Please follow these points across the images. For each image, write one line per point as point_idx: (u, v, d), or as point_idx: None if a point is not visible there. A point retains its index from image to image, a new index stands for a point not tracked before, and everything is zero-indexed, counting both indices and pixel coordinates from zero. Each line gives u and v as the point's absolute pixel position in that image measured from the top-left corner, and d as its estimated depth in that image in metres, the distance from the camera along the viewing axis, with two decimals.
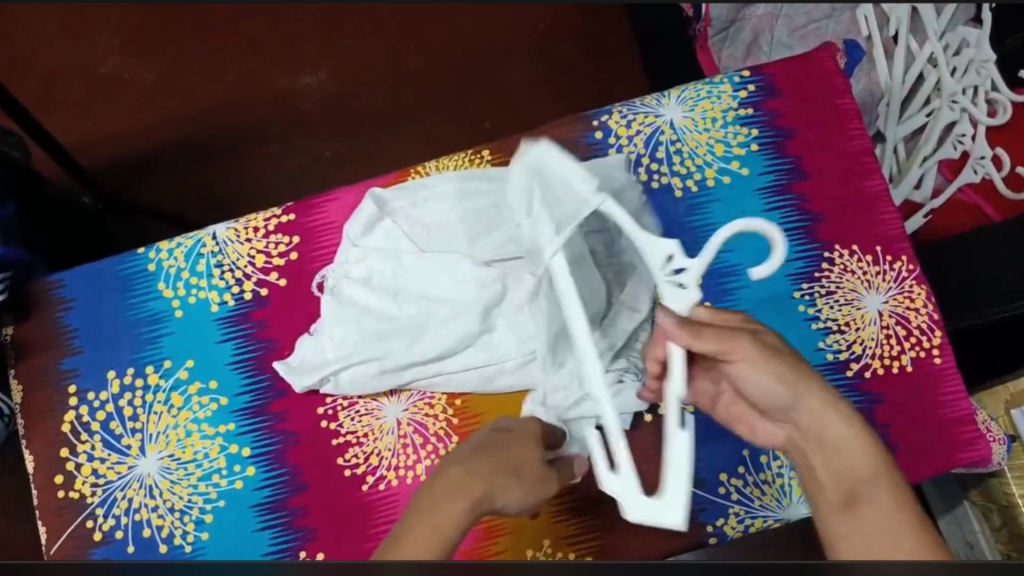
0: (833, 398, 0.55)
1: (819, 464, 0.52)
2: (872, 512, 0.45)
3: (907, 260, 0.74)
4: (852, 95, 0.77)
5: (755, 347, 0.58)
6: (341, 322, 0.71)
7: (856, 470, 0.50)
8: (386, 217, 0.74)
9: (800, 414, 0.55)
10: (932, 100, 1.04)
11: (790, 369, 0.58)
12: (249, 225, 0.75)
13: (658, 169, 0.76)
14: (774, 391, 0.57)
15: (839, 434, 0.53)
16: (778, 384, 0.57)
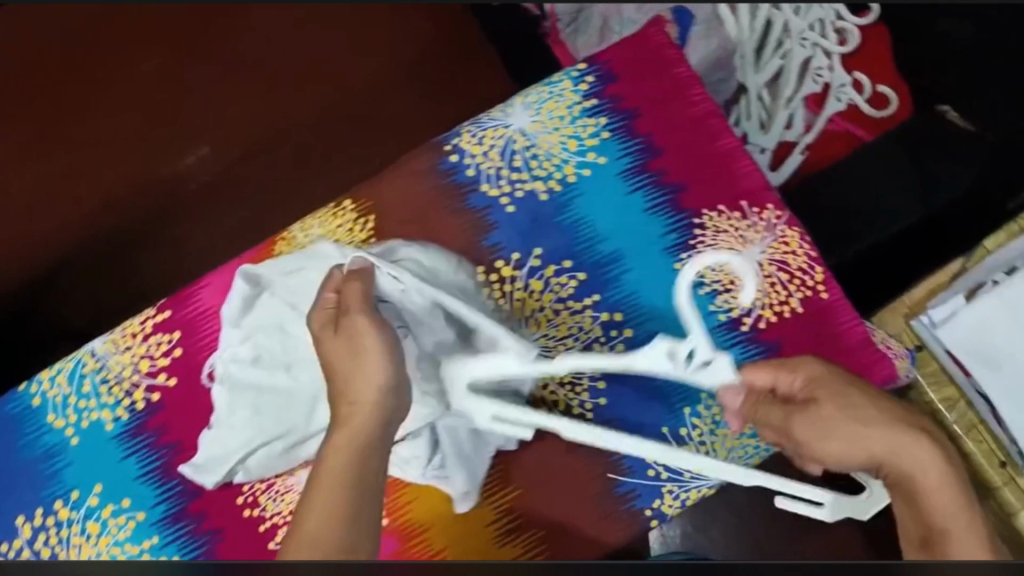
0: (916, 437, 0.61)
1: (908, 509, 0.59)
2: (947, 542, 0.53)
3: (774, 207, 0.75)
4: (686, 62, 0.78)
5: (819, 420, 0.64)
6: (231, 410, 0.70)
7: (941, 513, 0.57)
8: (252, 300, 0.72)
9: (899, 459, 0.61)
10: (784, 43, 1.05)
11: (865, 425, 0.63)
12: (126, 332, 0.74)
13: (519, 178, 0.75)
14: (849, 450, 0.63)
15: (924, 463, 0.60)
16: (856, 448, 0.63)
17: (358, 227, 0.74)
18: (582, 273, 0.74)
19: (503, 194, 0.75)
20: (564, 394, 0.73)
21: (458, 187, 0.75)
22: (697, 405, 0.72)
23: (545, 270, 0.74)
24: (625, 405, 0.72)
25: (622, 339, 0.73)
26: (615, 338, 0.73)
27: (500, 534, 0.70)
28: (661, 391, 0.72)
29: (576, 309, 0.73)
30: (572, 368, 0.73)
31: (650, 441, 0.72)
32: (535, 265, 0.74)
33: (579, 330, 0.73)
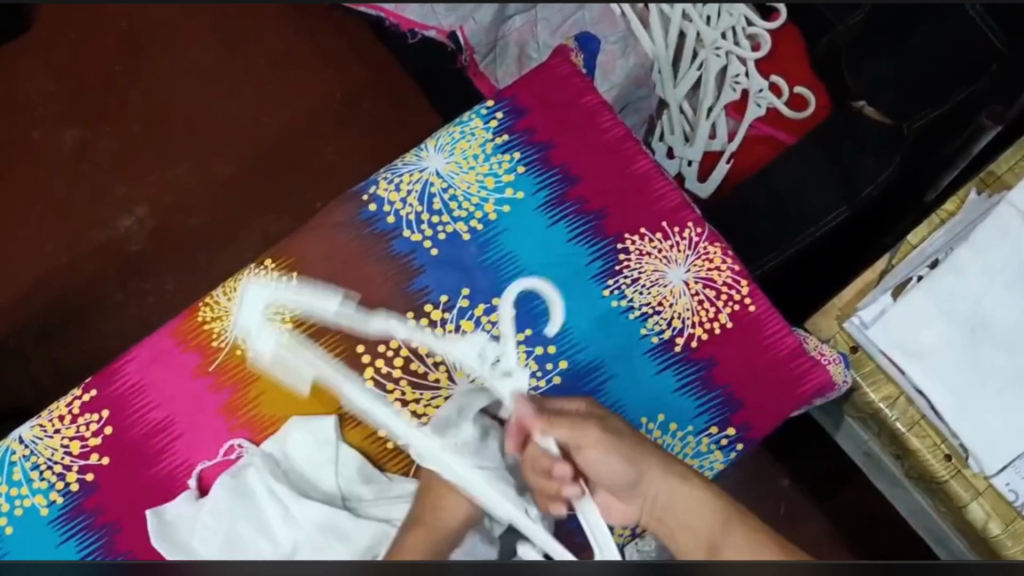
0: (655, 456, 0.64)
1: (685, 507, 0.58)
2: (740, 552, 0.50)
3: (694, 225, 0.76)
4: (593, 91, 0.79)
5: (602, 434, 0.62)
6: (223, 514, 0.65)
7: (701, 516, 0.57)
8: (303, 445, 0.69)
9: (647, 479, 0.60)
10: (698, 53, 1.06)
11: (638, 456, 0.62)
12: (54, 415, 0.73)
13: (440, 220, 0.76)
14: (624, 467, 0.60)
15: (667, 486, 0.60)
16: (626, 465, 0.60)
17: (280, 285, 0.75)
18: (511, 309, 0.74)
19: (425, 238, 0.76)
20: None
21: (379, 235, 0.76)
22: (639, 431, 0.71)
23: (475, 310, 0.74)
24: None
25: (558, 371, 0.72)
26: (552, 370, 0.72)
27: None
28: None
29: (509, 346, 0.72)
30: None
31: None
32: (464, 304, 0.74)
33: None
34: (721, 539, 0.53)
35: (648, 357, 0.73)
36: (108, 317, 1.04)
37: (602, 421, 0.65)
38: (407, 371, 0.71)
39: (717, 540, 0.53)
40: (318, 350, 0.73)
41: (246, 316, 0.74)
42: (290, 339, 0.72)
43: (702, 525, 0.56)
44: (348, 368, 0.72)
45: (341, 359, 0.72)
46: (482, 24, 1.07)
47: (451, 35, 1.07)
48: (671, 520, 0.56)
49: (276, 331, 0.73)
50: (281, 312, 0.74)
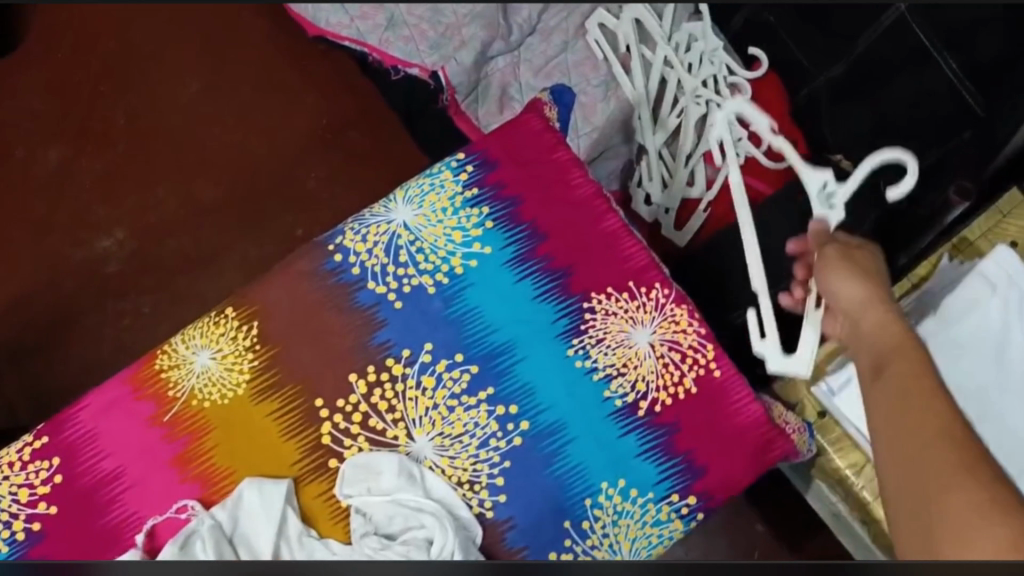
0: (867, 283, 0.74)
1: (852, 335, 0.74)
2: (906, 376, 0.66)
3: (660, 286, 0.76)
4: (565, 147, 0.79)
5: (839, 253, 0.76)
6: None
7: (881, 335, 0.71)
8: (254, 509, 0.68)
9: (847, 305, 0.74)
10: (679, 100, 1.05)
11: (864, 275, 0.74)
12: (3, 462, 0.71)
13: (406, 273, 0.75)
14: (858, 294, 0.74)
15: (858, 296, 0.74)
16: (851, 284, 0.74)
17: (241, 334, 0.74)
18: (473, 365, 0.73)
19: (390, 290, 0.75)
20: (462, 492, 0.71)
21: (344, 286, 0.75)
22: (598, 495, 0.71)
23: (436, 365, 0.73)
24: (529, 500, 0.71)
25: (518, 432, 0.72)
26: (511, 433, 0.72)
27: None
28: (560, 483, 0.71)
29: (470, 404, 0.72)
30: (470, 466, 0.72)
31: (552, 538, 0.71)
32: (426, 360, 0.73)
33: (475, 425, 0.72)
34: (886, 363, 0.68)
35: (611, 420, 0.72)
36: (75, 351, 1.00)
37: (852, 251, 0.76)
38: (365, 427, 0.72)
39: (882, 366, 0.68)
40: (275, 402, 0.73)
41: (204, 365, 0.73)
42: (246, 391, 0.73)
43: (886, 363, 0.68)
44: (304, 422, 0.72)
45: (298, 413, 0.72)
46: (465, 64, 1.09)
47: (433, 73, 1.09)
48: (864, 333, 0.73)
49: (233, 381, 0.73)
50: (241, 362, 0.73)
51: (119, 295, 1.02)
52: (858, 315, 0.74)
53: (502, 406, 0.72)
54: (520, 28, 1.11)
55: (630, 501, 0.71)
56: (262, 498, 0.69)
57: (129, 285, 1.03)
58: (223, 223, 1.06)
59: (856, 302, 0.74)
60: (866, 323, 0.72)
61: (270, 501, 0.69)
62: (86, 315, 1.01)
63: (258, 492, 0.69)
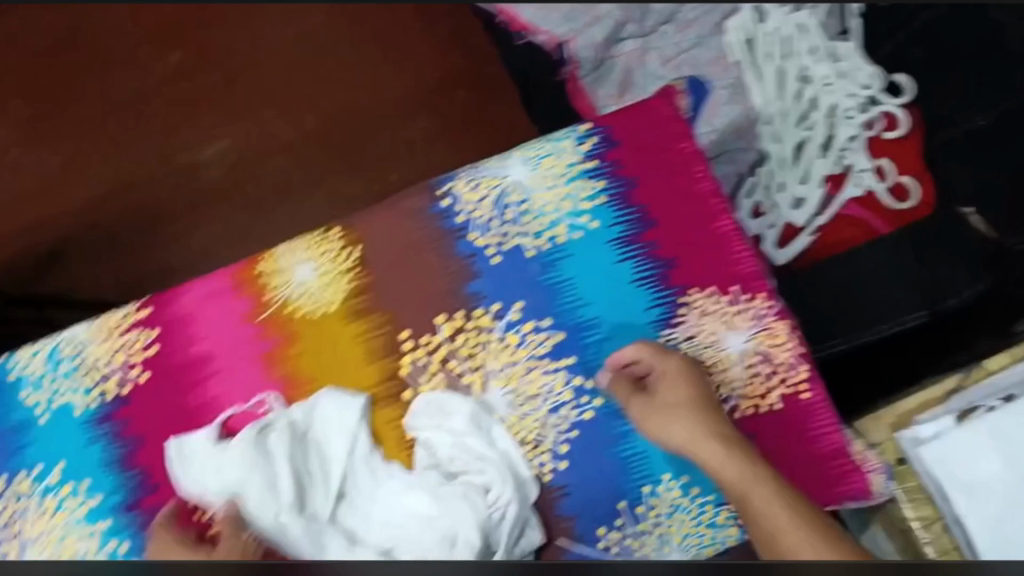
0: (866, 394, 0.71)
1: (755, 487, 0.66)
2: (766, 514, 0.65)
3: (764, 297, 0.74)
4: (693, 137, 0.76)
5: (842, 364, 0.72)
6: (241, 468, 0.68)
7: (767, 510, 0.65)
8: (326, 419, 0.72)
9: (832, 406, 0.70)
10: (808, 117, 1.02)
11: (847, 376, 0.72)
12: (106, 325, 0.75)
13: (509, 230, 0.74)
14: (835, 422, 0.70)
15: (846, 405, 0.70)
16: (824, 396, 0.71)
17: (342, 255, 0.75)
18: (560, 333, 0.73)
19: (491, 243, 0.74)
20: (526, 452, 0.72)
21: (447, 230, 0.75)
22: (658, 484, 0.72)
23: (523, 326, 0.74)
24: (589, 473, 0.72)
25: (591, 406, 0.73)
26: (584, 405, 0.73)
27: None
28: (622, 465, 0.72)
29: (549, 369, 0.73)
30: (537, 428, 0.72)
31: (605, 514, 0.71)
32: (513, 319, 0.74)
33: (550, 391, 0.73)
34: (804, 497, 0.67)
35: None
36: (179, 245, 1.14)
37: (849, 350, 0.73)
38: (444, 368, 0.74)
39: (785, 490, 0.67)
40: (363, 327, 0.74)
41: (303, 278, 0.75)
42: (339, 309, 0.75)
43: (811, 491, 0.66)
44: (385, 352, 0.74)
45: (382, 342, 0.74)
46: (594, 40, 1.07)
47: (560, 44, 1.08)
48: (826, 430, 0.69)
49: (328, 297, 0.75)
50: (337, 281, 0.75)
51: (226, 203, 1.15)
52: (664, 416, 0.71)
53: (580, 377, 0.73)
54: (657, 14, 1.09)
55: (688, 498, 0.72)
56: (336, 413, 0.72)
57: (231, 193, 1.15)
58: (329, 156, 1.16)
59: (658, 382, 0.72)
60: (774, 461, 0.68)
61: (341, 417, 0.72)
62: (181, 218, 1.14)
63: (331, 406, 0.72)
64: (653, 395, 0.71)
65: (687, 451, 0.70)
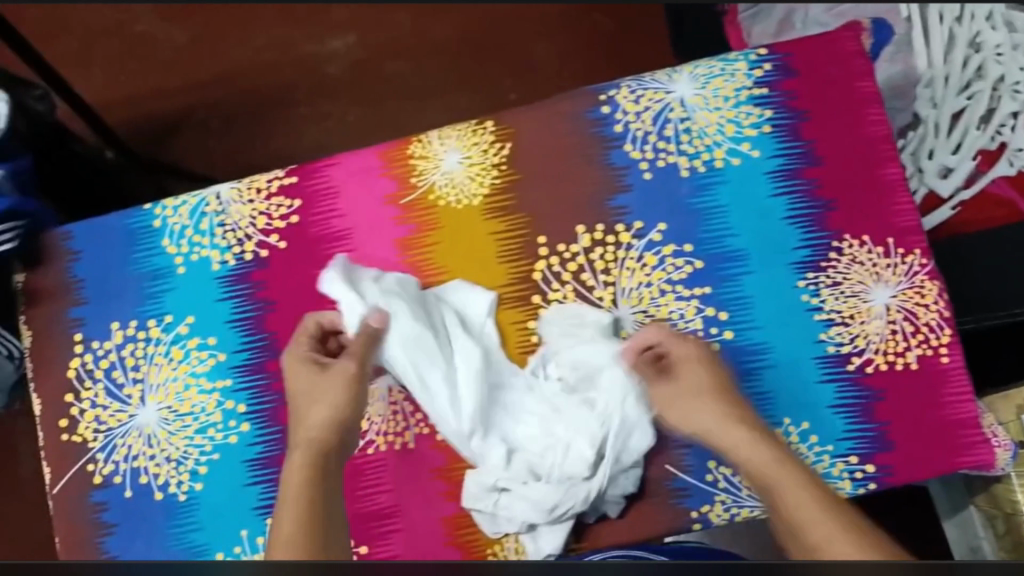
0: (717, 407, 0.67)
1: (792, 476, 0.60)
2: (789, 504, 0.57)
3: (920, 254, 0.71)
4: (873, 78, 0.73)
5: (694, 377, 0.68)
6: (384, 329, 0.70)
7: (790, 497, 0.58)
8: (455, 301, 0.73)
9: (716, 432, 0.66)
10: (973, 84, 0.92)
11: (703, 391, 0.67)
12: (252, 186, 0.76)
13: (666, 148, 0.73)
14: (715, 426, 0.66)
15: (709, 423, 0.66)
16: (714, 412, 0.66)
17: (492, 150, 0.75)
18: (699, 261, 0.72)
19: (645, 159, 0.73)
20: None
21: (603, 139, 0.74)
22: (776, 427, 0.70)
23: (664, 248, 0.72)
24: None
25: (720, 339, 0.71)
26: (713, 337, 0.72)
27: None
28: (743, 402, 0.71)
29: (683, 295, 0.72)
30: None
31: None
32: (654, 239, 0.72)
33: (680, 317, 0.72)
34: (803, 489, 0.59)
35: (816, 363, 0.71)
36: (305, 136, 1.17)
37: (687, 357, 0.69)
38: (576, 279, 0.73)
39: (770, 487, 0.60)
40: (500, 224, 0.74)
41: (451, 167, 0.75)
42: (481, 204, 0.74)
43: (774, 488, 0.60)
44: (519, 255, 0.73)
45: (517, 243, 0.73)
46: None
47: None
48: (747, 447, 0.64)
49: (472, 191, 0.74)
50: (484, 176, 0.74)
51: (331, 96, 1.15)
52: (680, 407, 0.68)
53: (712, 307, 0.72)
54: None
55: (806, 446, 0.70)
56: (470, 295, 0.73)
57: (342, 87, 1.15)
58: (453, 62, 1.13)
59: (679, 365, 0.69)
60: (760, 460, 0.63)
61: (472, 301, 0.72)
62: (299, 105, 1.15)
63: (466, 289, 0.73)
64: (675, 379, 0.68)
65: (718, 443, 0.66)
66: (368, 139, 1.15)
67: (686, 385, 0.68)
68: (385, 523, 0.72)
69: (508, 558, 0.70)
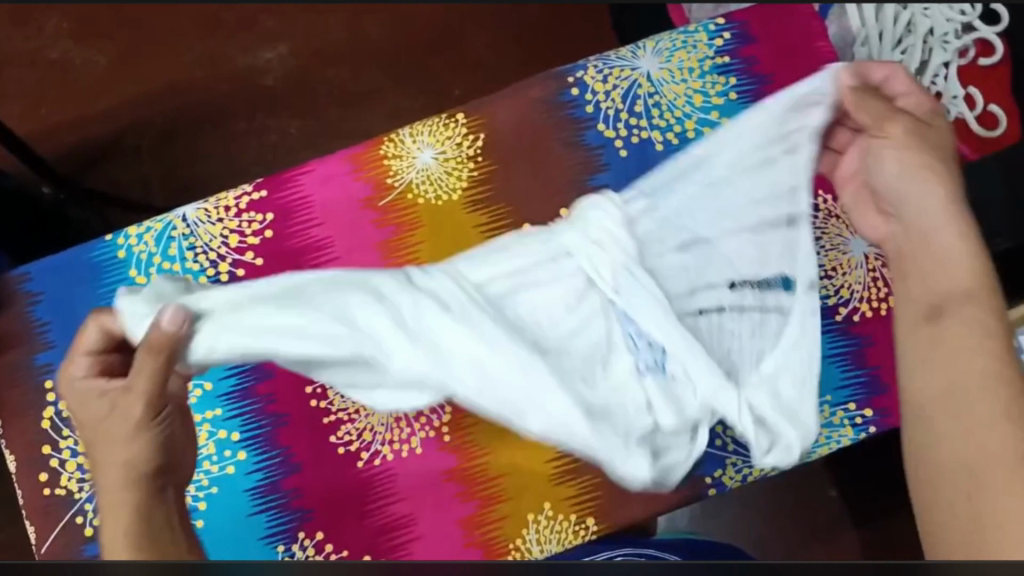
0: (945, 184, 0.68)
1: (931, 264, 0.67)
2: (958, 323, 0.62)
3: None
4: (828, 37, 0.76)
5: (908, 129, 0.69)
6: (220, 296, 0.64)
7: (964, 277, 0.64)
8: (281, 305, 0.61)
9: (908, 204, 0.69)
10: (906, 39, 0.90)
11: (938, 165, 0.68)
12: (220, 204, 0.73)
13: (638, 124, 0.74)
14: (899, 180, 0.69)
15: (936, 203, 0.67)
16: (944, 207, 0.67)
17: (466, 143, 0.74)
18: None
19: (618, 137, 0.74)
20: None
21: (574, 121, 0.74)
22: None
23: None
24: None
25: None
26: None
27: (556, 474, 0.69)
28: None
29: None
30: None
31: None
32: None
33: None
34: (949, 306, 0.64)
35: None
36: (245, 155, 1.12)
37: (925, 126, 0.70)
38: None
39: (942, 309, 0.64)
40: (485, 217, 0.73)
41: (426, 163, 0.74)
42: (461, 198, 0.73)
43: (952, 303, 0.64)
44: None
45: (504, 232, 0.73)
46: None
47: None
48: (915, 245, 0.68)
49: (451, 185, 0.73)
50: (461, 169, 0.74)
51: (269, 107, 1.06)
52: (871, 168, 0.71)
53: None
54: None
55: None
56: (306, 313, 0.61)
57: None
58: None
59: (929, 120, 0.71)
60: (939, 241, 0.66)
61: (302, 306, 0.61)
62: (238, 122, 1.07)
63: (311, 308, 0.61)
64: (930, 130, 0.70)
65: (921, 224, 0.68)
66: (311, 150, 1.10)
67: (869, 113, 0.70)
68: (401, 534, 0.68)
69: (532, 549, 0.69)
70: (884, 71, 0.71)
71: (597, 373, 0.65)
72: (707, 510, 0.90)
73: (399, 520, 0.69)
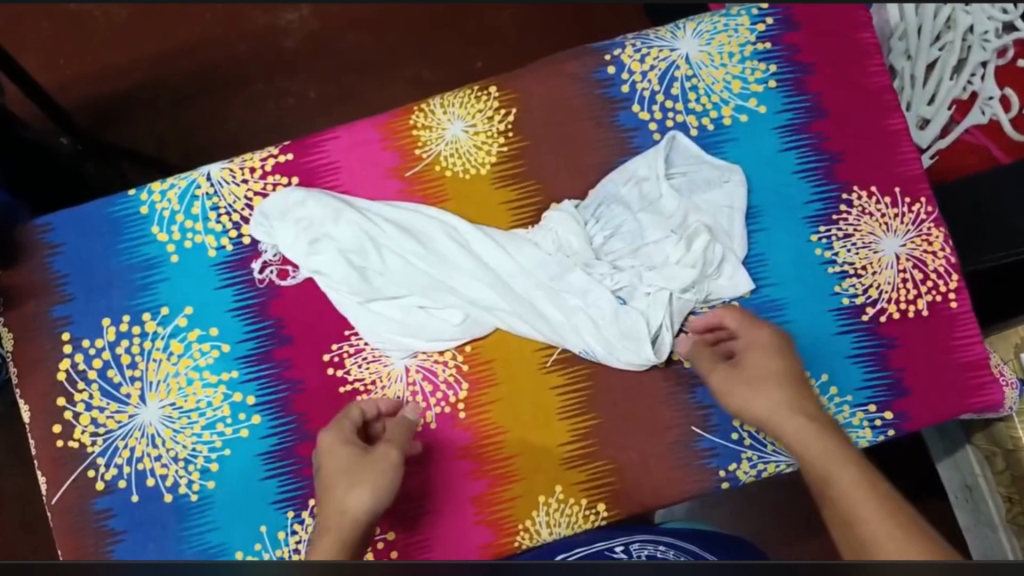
0: (783, 384, 0.65)
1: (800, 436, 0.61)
2: (841, 485, 0.53)
3: (925, 202, 0.72)
4: (873, 30, 0.75)
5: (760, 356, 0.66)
6: (298, 228, 0.70)
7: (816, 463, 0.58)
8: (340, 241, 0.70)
9: (760, 412, 0.64)
10: (945, 35, 0.88)
11: (768, 379, 0.65)
12: (245, 165, 0.72)
13: (674, 107, 0.73)
14: (754, 396, 0.64)
15: (772, 407, 0.63)
16: (777, 396, 0.64)
17: (497, 117, 0.73)
18: None
19: (653, 119, 0.72)
20: None
21: (608, 101, 0.73)
22: None
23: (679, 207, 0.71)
24: None
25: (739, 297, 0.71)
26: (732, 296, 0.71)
27: (569, 457, 0.69)
28: None
29: None
30: None
31: None
32: None
33: None
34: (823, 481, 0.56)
35: (832, 315, 0.71)
36: None
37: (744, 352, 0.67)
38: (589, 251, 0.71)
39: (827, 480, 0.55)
40: (512, 193, 0.72)
41: (455, 136, 0.73)
42: (488, 173, 0.72)
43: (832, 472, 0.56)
44: (534, 223, 0.72)
45: (531, 210, 0.72)
46: None
47: None
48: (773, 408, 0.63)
49: (479, 160, 0.72)
50: (490, 144, 0.72)
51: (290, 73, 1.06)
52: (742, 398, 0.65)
53: None
54: None
55: (826, 398, 0.70)
56: (346, 234, 0.70)
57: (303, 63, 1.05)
58: (414, 33, 1.06)
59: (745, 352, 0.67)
60: (789, 432, 0.62)
61: (344, 236, 0.70)
62: (256, 83, 1.05)
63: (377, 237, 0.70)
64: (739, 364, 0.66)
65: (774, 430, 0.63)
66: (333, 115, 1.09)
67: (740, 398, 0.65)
68: (412, 507, 0.68)
69: (541, 531, 0.68)
70: (718, 315, 0.69)
71: (601, 317, 0.68)
72: (709, 503, 0.92)
73: (410, 494, 0.69)
